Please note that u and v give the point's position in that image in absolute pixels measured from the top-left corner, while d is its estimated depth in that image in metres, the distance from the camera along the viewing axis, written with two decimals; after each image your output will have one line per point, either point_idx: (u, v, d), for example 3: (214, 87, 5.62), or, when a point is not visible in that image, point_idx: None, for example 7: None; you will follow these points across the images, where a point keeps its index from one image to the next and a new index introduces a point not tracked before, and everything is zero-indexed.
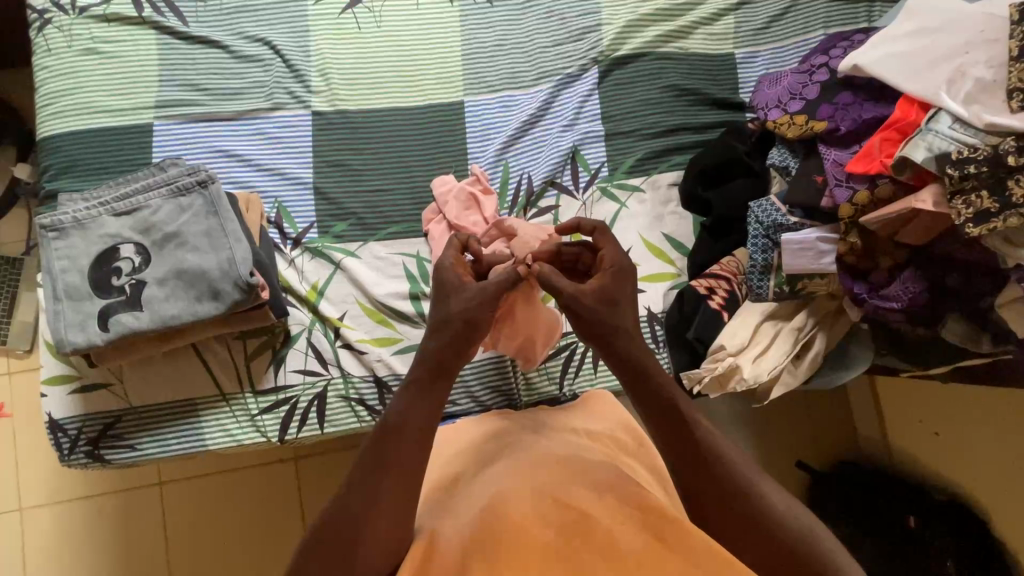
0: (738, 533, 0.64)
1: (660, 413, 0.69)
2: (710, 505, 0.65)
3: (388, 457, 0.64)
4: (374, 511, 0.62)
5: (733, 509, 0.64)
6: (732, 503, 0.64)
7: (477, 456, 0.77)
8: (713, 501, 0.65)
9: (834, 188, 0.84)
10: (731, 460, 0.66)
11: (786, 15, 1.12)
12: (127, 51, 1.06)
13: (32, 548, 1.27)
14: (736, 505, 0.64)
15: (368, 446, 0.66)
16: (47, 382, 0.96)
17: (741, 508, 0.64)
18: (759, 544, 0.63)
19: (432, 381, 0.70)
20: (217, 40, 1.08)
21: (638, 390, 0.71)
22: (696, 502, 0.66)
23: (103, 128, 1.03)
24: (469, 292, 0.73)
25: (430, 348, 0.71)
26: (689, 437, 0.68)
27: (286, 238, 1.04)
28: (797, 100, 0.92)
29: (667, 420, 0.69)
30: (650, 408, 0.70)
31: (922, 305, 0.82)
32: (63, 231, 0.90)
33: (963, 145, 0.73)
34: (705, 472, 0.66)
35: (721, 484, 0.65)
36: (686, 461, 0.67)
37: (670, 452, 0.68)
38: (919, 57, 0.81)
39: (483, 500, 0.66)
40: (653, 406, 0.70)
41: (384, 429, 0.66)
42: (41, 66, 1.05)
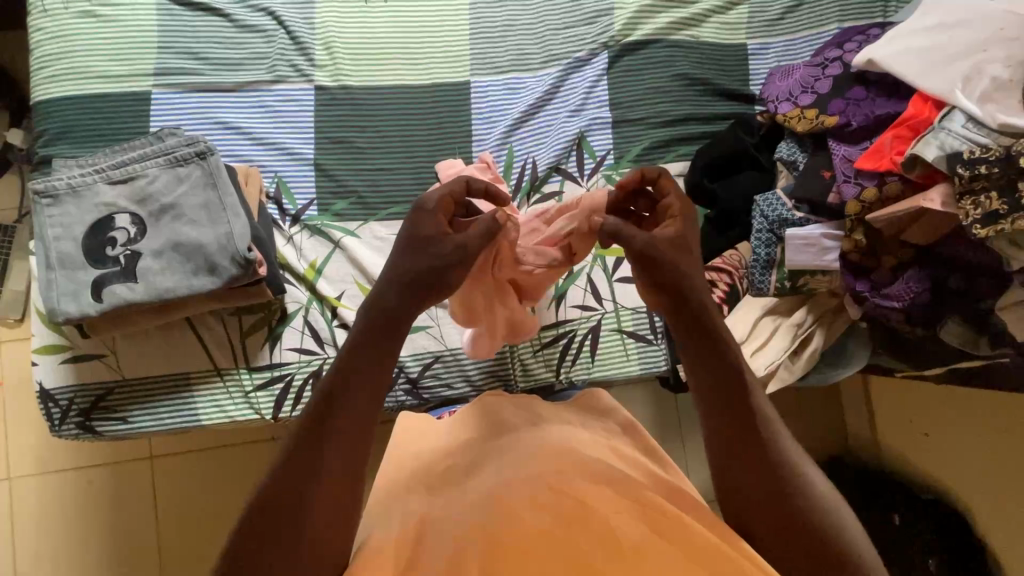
0: (762, 526, 0.60)
1: (723, 389, 0.63)
2: (747, 495, 0.61)
3: (330, 456, 0.58)
4: (344, 506, 0.58)
5: (767, 508, 0.60)
6: (769, 498, 0.60)
7: (455, 449, 0.74)
8: (750, 493, 0.61)
9: (841, 184, 0.84)
10: (777, 450, 0.61)
11: (801, 6, 1.11)
12: (125, 16, 1.04)
13: (20, 517, 1.27)
14: (764, 500, 0.60)
15: (291, 444, 0.59)
16: (39, 351, 0.95)
17: (774, 506, 0.59)
18: (785, 543, 0.59)
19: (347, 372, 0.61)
20: (219, 9, 1.05)
21: (702, 351, 0.64)
22: (737, 492, 0.61)
23: (100, 94, 1.01)
24: (453, 240, 0.64)
25: (387, 293, 0.64)
26: (740, 421, 0.62)
27: (285, 215, 1.03)
28: (808, 94, 0.90)
29: (719, 390, 0.63)
30: (718, 376, 0.63)
31: (923, 306, 0.82)
32: (57, 198, 0.88)
33: (974, 144, 0.72)
34: (738, 455, 0.62)
35: (756, 474, 0.61)
36: (725, 434, 0.63)
37: (719, 433, 0.63)
38: (934, 54, 0.80)
39: (477, 493, 0.62)
40: (711, 380, 0.63)
41: (313, 415, 0.59)
42: (36, 27, 1.02)
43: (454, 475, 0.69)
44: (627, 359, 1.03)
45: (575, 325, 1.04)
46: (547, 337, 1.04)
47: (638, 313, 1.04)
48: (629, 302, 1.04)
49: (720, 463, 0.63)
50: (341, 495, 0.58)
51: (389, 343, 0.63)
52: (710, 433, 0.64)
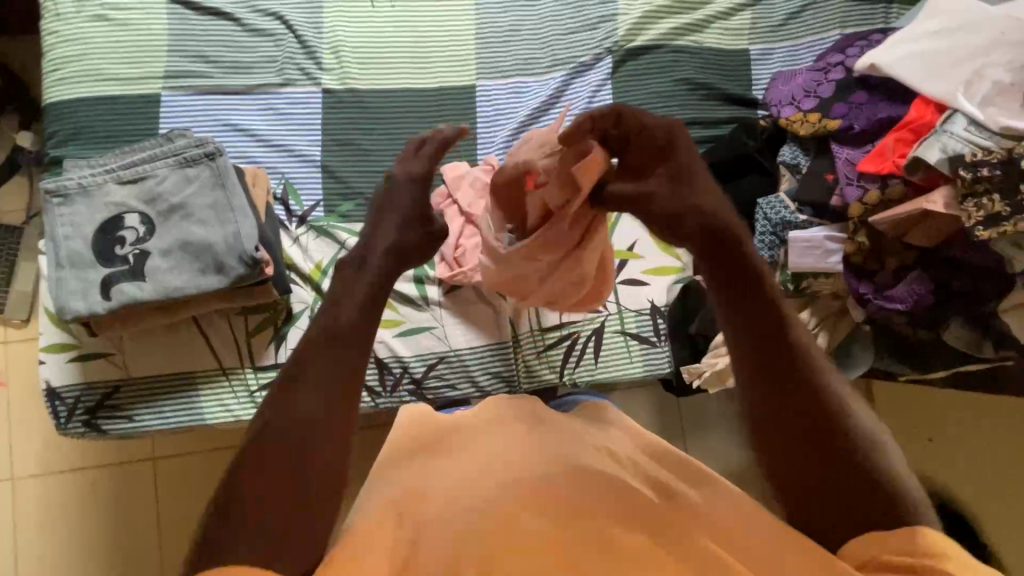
0: (807, 486, 0.55)
1: (766, 339, 0.58)
2: (788, 441, 0.56)
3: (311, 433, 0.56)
4: (328, 482, 0.56)
5: (810, 455, 0.55)
6: (814, 442, 0.56)
7: (443, 441, 0.68)
8: (791, 438, 0.56)
9: (844, 187, 0.84)
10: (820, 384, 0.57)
11: (804, 13, 1.12)
12: (136, 20, 1.05)
13: (22, 518, 1.27)
14: (807, 457, 0.56)
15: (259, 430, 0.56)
16: (46, 350, 0.96)
17: (813, 450, 0.55)
18: (827, 491, 0.55)
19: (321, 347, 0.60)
20: (229, 13, 1.07)
21: (743, 302, 0.59)
22: (778, 438, 0.57)
23: (110, 96, 1.02)
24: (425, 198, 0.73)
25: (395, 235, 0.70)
26: (778, 357, 0.58)
27: (292, 216, 1.04)
28: (811, 98, 0.91)
29: (756, 320, 0.58)
30: (761, 329, 0.58)
31: (926, 309, 0.82)
32: (68, 197, 0.90)
33: (977, 147, 0.73)
34: (787, 413, 0.57)
35: (807, 432, 0.56)
36: (772, 393, 0.57)
37: (748, 370, 0.58)
38: (937, 58, 0.81)
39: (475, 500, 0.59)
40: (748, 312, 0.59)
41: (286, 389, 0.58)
42: (49, 30, 1.03)
43: (440, 474, 0.63)
44: (631, 362, 1.04)
45: (578, 327, 1.05)
46: (551, 339, 1.04)
47: (642, 315, 1.05)
48: (633, 304, 1.05)
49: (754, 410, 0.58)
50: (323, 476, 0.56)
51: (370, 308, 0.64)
52: (746, 378, 0.59)
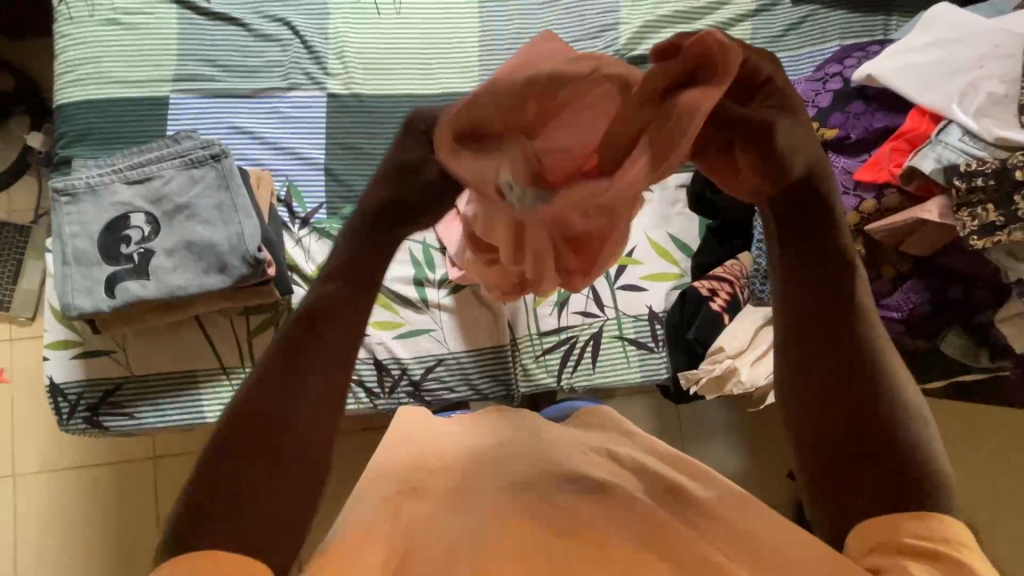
0: (842, 468, 0.51)
1: (828, 308, 0.55)
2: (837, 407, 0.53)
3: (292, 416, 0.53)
4: (313, 473, 0.53)
5: (856, 428, 0.52)
6: (864, 415, 0.52)
7: (445, 449, 0.68)
8: (841, 406, 0.53)
9: (840, 196, 0.85)
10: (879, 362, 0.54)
11: (804, 24, 1.13)
12: (147, 24, 1.07)
13: (22, 514, 1.28)
14: (851, 435, 0.52)
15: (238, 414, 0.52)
16: (51, 346, 0.97)
17: (861, 426, 0.52)
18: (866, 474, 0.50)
19: (306, 326, 0.55)
20: (237, 18, 1.09)
21: (803, 266, 0.56)
22: (828, 399, 0.53)
23: (119, 98, 1.04)
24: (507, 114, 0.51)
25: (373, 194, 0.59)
26: (840, 332, 0.54)
27: (294, 217, 1.05)
28: (809, 107, 0.91)
29: (821, 282, 0.56)
30: (817, 296, 0.56)
31: (922, 317, 0.83)
32: (75, 196, 0.91)
33: (970, 157, 0.74)
34: (838, 383, 0.54)
35: (855, 406, 0.52)
36: (820, 360, 0.55)
37: (805, 333, 0.56)
38: (932, 69, 0.82)
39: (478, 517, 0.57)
40: (812, 269, 0.57)
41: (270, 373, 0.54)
42: (61, 33, 1.06)
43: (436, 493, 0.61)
44: (628, 367, 1.04)
45: (576, 332, 1.05)
46: (549, 343, 1.05)
47: (639, 320, 1.05)
48: (631, 309, 1.06)
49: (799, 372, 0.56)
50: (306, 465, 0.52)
51: (364, 286, 0.58)
52: (803, 340, 0.56)
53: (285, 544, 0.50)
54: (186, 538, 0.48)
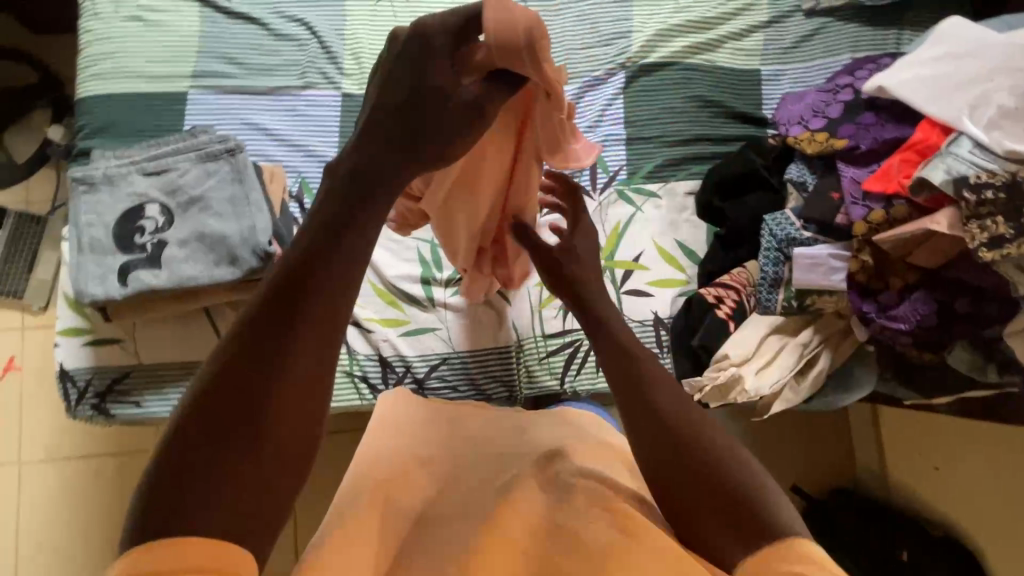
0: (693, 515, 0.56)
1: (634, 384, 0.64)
2: (679, 494, 0.57)
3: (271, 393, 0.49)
4: (296, 452, 0.51)
5: (707, 505, 0.55)
6: (707, 491, 0.55)
7: None
8: (685, 490, 0.57)
9: (849, 206, 0.85)
10: (705, 439, 0.58)
11: (815, 36, 1.14)
12: (169, 21, 1.10)
13: (26, 501, 1.29)
14: (684, 486, 0.57)
15: (215, 381, 0.49)
16: (62, 333, 0.99)
17: (710, 502, 0.55)
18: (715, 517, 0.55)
19: (288, 295, 0.50)
20: (257, 17, 1.11)
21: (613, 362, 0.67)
22: (668, 490, 0.58)
23: (139, 92, 1.06)
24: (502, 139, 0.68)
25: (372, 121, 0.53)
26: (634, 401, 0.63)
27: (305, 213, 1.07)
28: (819, 118, 0.92)
29: (631, 393, 0.63)
30: (620, 383, 0.65)
31: (930, 330, 0.82)
32: (93, 186, 0.93)
33: (981, 170, 0.74)
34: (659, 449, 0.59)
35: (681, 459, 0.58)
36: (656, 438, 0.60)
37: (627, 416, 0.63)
38: (942, 82, 0.82)
39: (469, 516, 0.61)
40: (619, 381, 0.65)
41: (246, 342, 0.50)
42: (86, 28, 1.08)
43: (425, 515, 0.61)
44: None
45: (580, 335, 1.05)
46: (553, 345, 1.05)
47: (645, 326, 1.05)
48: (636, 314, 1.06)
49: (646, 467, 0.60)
50: (288, 443, 0.50)
51: (353, 257, 0.52)
52: (639, 444, 0.61)
53: (262, 521, 0.49)
54: (159, 505, 0.46)
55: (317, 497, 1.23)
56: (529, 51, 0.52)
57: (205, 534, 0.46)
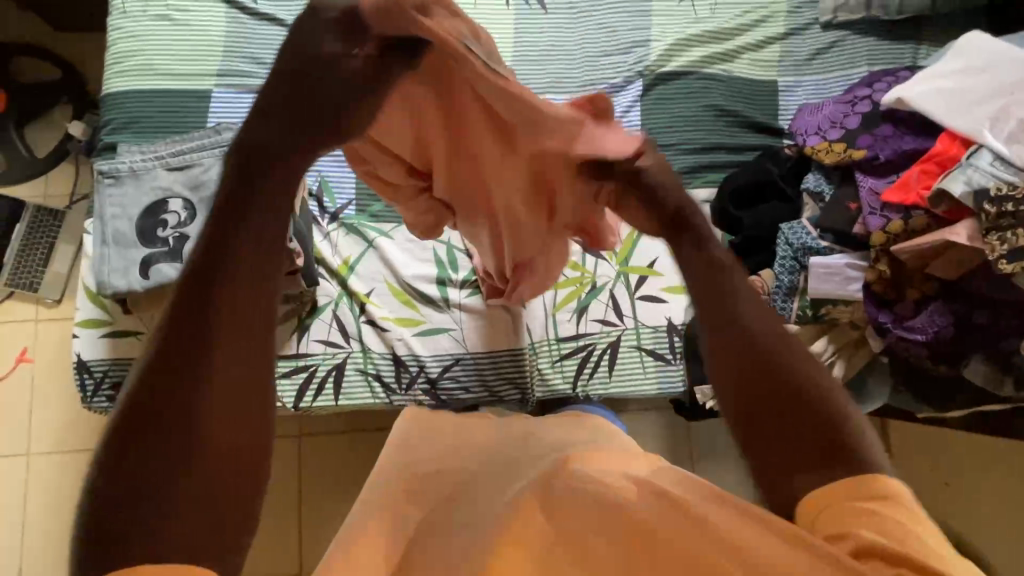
0: (780, 443, 0.52)
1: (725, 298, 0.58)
2: (758, 418, 0.53)
3: (201, 395, 0.48)
4: (241, 431, 0.49)
5: (800, 431, 0.51)
6: (791, 415, 0.52)
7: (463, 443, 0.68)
8: (777, 416, 0.52)
9: (866, 216, 0.86)
10: (800, 362, 0.54)
11: (832, 49, 1.15)
12: (195, 21, 1.12)
13: (33, 493, 1.30)
14: (779, 411, 0.52)
15: (134, 402, 0.47)
16: (80, 325, 1.00)
17: (804, 429, 0.51)
18: (805, 446, 0.51)
19: (197, 296, 0.49)
20: (282, 20, 1.13)
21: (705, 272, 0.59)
22: (746, 412, 0.53)
23: (165, 89, 1.08)
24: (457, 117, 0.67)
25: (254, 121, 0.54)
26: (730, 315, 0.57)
27: (324, 212, 1.08)
28: (837, 128, 0.93)
29: (720, 310, 0.57)
30: (712, 297, 0.58)
31: (946, 341, 0.82)
32: (119, 179, 0.95)
33: (1001, 182, 0.75)
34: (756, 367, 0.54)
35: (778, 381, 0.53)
36: (752, 358, 0.54)
37: (720, 328, 0.57)
38: (961, 96, 0.83)
39: (470, 526, 0.56)
40: (708, 296, 0.58)
41: (167, 353, 0.48)
42: (115, 26, 1.11)
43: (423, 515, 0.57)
44: (645, 377, 1.04)
45: (594, 339, 1.06)
46: (566, 348, 1.06)
47: (657, 332, 1.06)
48: (651, 320, 1.06)
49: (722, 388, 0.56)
50: (226, 425, 0.48)
51: (255, 244, 0.51)
52: (729, 363, 0.55)
53: (231, 525, 0.47)
54: (108, 535, 0.44)
55: (322, 499, 1.22)
56: (415, 14, 0.51)
57: (162, 556, 0.43)
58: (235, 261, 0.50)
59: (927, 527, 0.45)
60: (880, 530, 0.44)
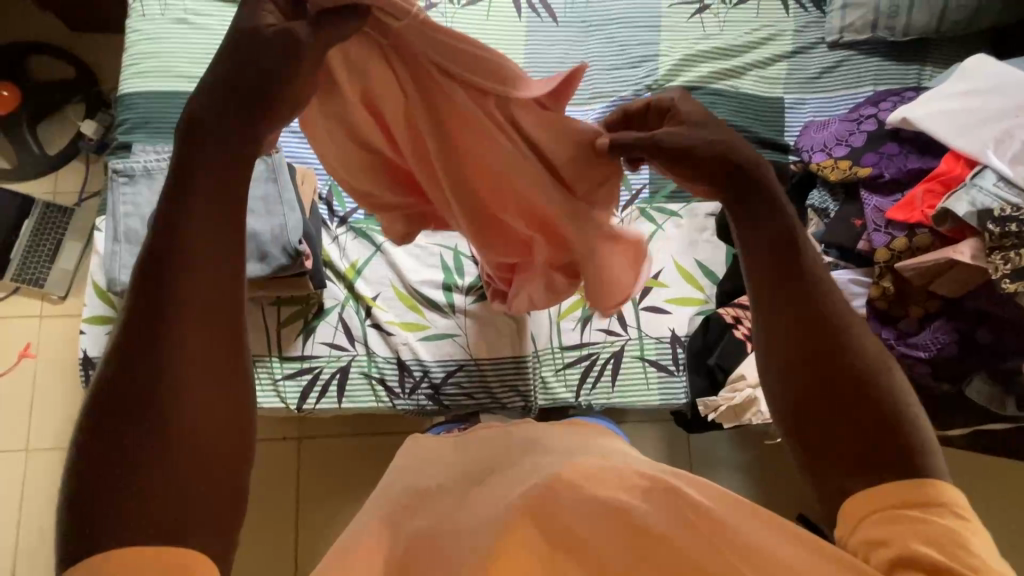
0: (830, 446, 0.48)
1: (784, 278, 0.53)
2: (812, 406, 0.49)
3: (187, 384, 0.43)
4: (231, 416, 0.45)
5: (850, 432, 0.47)
6: (842, 415, 0.48)
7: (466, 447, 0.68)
8: (828, 415, 0.48)
9: (871, 233, 0.87)
10: (854, 352, 0.50)
11: (838, 68, 1.17)
12: (212, 25, 1.13)
13: (30, 489, 1.30)
14: (830, 411, 0.48)
15: (107, 396, 0.43)
16: (88, 321, 1.00)
17: (858, 429, 0.47)
18: (856, 450, 0.47)
19: (170, 276, 0.45)
20: None
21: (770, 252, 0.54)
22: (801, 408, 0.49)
23: (180, 91, 1.10)
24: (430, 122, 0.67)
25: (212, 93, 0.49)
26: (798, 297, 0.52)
27: (333, 215, 1.09)
28: (842, 146, 0.93)
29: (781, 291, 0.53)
30: (772, 279, 0.53)
31: (949, 359, 0.83)
32: (132, 178, 0.96)
33: (1005, 203, 0.76)
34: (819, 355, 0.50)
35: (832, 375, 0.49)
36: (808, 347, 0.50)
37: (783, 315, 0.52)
38: (966, 117, 0.84)
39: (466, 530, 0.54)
40: (769, 277, 0.54)
41: (148, 338, 0.44)
42: (133, 28, 1.12)
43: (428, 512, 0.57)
44: (647, 389, 1.05)
45: (598, 349, 1.06)
46: (570, 357, 1.06)
47: (661, 343, 1.06)
48: (654, 331, 1.07)
49: (771, 366, 0.52)
50: (214, 413, 0.44)
51: (227, 218, 0.47)
52: (781, 352, 0.51)
53: (222, 522, 0.43)
54: (84, 534, 0.40)
55: (319, 505, 1.22)
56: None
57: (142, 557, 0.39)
58: (195, 236, 0.45)
59: (980, 535, 0.43)
60: (934, 541, 0.41)
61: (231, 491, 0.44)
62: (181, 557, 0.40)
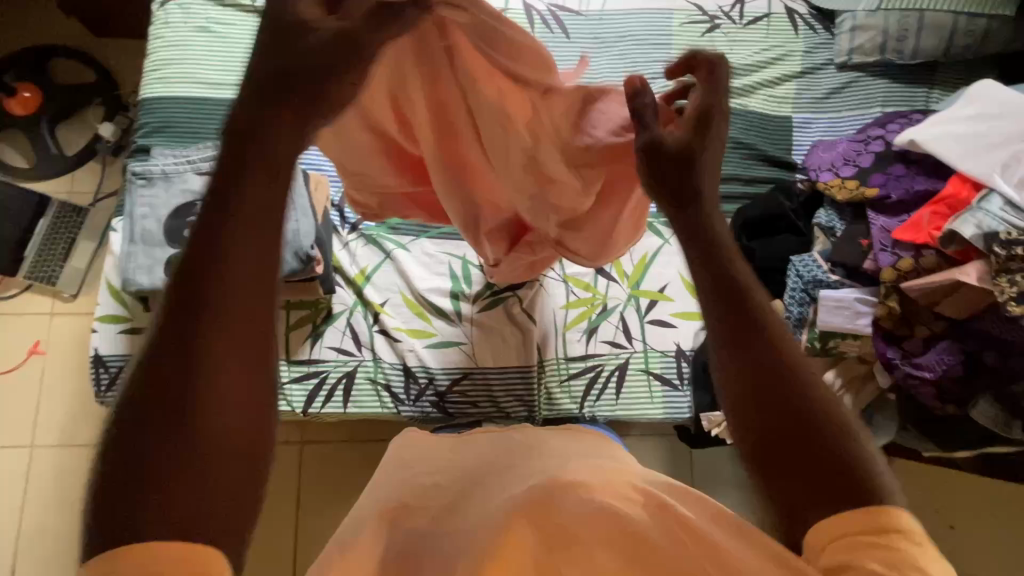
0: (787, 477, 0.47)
1: (736, 306, 0.53)
2: (770, 440, 0.48)
3: (205, 393, 0.44)
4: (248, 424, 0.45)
5: (812, 463, 0.46)
6: (800, 449, 0.47)
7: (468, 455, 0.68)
8: (786, 447, 0.47)
9: (877, 252, 0.88)
10: (807, 381, 0.49)
11: (846, 89, 1.18)
12: (233, 34, 1.16)
13: (33, 485, 1.30)
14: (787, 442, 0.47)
15: (129, 404, 0.44)
16: (100, 319, 1.02)
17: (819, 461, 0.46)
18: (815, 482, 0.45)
19: (194, 289, 0.45)
20: None
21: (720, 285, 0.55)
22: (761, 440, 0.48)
23: (200, 97, 1.12)
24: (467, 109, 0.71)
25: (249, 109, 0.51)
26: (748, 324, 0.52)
27: (344, 222, 1.11)
28: (850, 166, 0.95)
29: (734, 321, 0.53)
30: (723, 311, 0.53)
31: (954, 381, 0.83)
32: (150, 180, 0.98)
33: (1011, 227, 0.77)
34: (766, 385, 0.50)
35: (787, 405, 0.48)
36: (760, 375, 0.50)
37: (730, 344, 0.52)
38: (973, 140, 0.85)
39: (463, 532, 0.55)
40: (721, 307, 0.54)
41: (174, 351, 0.44)
42: (156, 35, 1.15)
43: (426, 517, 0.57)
44: (651, 403, 1.05)
45: (602, 360, 1.07)
46: (575, 368, 1.07)
47: (666, 356, 1.07)
48: (659, 344, 1.07)
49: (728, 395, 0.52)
50: (227, 423, 0.44)
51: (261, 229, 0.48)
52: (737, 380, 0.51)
53: (223, 528, 0.42)
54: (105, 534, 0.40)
55: (318, 509, 1.22)
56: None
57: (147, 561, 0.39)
58: (227, 247, 0.47)
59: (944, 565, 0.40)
60: (890, 563, 0.40)
61: (241, 489, 0.44)
62: (190, 554, 0.40)
